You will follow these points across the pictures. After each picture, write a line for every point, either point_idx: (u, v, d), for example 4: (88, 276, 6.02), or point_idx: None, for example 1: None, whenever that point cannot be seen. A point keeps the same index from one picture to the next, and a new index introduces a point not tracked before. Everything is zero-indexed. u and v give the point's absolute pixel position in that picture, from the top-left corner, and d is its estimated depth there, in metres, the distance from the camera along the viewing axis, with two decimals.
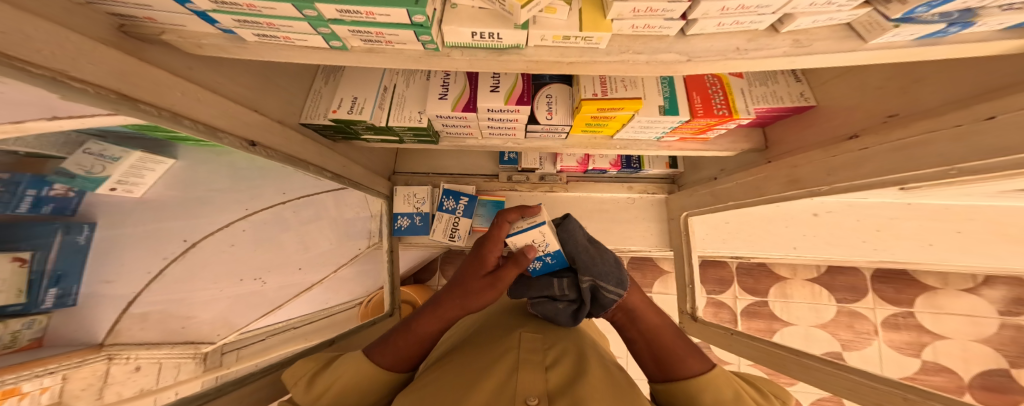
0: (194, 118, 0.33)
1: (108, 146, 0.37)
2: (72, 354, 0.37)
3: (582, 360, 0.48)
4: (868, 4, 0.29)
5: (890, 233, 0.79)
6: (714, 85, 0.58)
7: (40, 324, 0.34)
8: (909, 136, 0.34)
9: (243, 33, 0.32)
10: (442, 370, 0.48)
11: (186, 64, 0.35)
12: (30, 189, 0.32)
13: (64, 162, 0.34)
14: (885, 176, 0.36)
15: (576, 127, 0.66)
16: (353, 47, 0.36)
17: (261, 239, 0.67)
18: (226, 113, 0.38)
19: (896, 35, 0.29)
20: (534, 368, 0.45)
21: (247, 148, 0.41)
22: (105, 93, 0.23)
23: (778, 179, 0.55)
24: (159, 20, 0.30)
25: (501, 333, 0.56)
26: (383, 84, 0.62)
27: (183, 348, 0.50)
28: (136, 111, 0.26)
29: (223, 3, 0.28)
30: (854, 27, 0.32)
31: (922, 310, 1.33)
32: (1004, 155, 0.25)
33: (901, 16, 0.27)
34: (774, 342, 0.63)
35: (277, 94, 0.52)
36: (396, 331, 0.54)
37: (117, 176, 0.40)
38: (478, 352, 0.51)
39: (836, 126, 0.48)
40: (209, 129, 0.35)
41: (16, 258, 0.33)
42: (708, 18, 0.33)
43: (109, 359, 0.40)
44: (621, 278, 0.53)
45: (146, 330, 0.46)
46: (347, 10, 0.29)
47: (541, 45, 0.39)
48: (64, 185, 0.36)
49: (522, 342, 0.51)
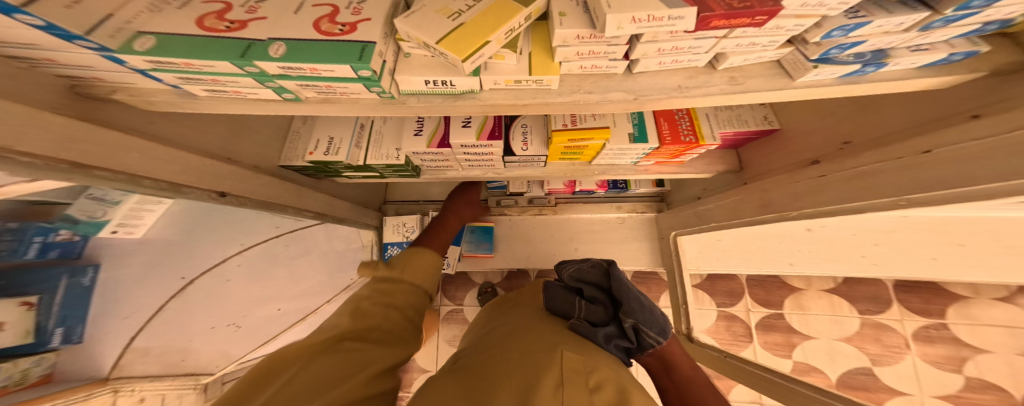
0: (154, 178, 0.35)
1: (110, 192, 0.35)
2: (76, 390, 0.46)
3: (629, 389, 0.40)
4: (791, 44, 0.31)
5: (888, 248, 0.77)
6: (681, 111, 0.58)
7: (47, 362, 0.40)
8: (860, 165, 0.34)
9: (190, 88, 0.35)
10: (471, 373, 0.40)
11: (145, 119, 0.38)
12: (37, 236, 0.35)
13: (70, 209, 0.35)
14: (844, 204, 0.36)
15: (552, 156, 0.67)
16: (307, 97, 0.39)
17: (256, 274, 0.70)
18: (189, 168, 0.40)
19: (819, 74, 0.30)
20: (577, 389, 0.38)
21: (215, 199, 0.44)
22: (55, 164, 0.25)
23: (753, 202, 0.55)
24: (107, 79, 0.31)
25: (540, 338, 0.49)
26: (359, 122, 0.66)
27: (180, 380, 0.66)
28: (85, 177, 0.27)
29: (161, 63, 0.29)
30: (783, 64, 0.33)
31: (956, 322, 1.25)
32: (949, 188, 0.25)
33: (818, 57, 0.29)
34: (766, 367, 0.60)
35: (254, 140, 0.56)
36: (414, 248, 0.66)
37: (118, 219, 0.40)
38: (517, 353, 0.44)
39: (799, 151, 0.48)
40: (172, 186, 0.37)
41: (24, 302, 0.36)
42: (649, 58, 0.34)
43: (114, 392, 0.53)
44: (661, 327, 0.57)
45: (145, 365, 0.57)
46: (289, 66, 0.30)
47: (496, 88, 0.41)
48: (69, 231, 0.38)
49: (563, 359, 0.43)
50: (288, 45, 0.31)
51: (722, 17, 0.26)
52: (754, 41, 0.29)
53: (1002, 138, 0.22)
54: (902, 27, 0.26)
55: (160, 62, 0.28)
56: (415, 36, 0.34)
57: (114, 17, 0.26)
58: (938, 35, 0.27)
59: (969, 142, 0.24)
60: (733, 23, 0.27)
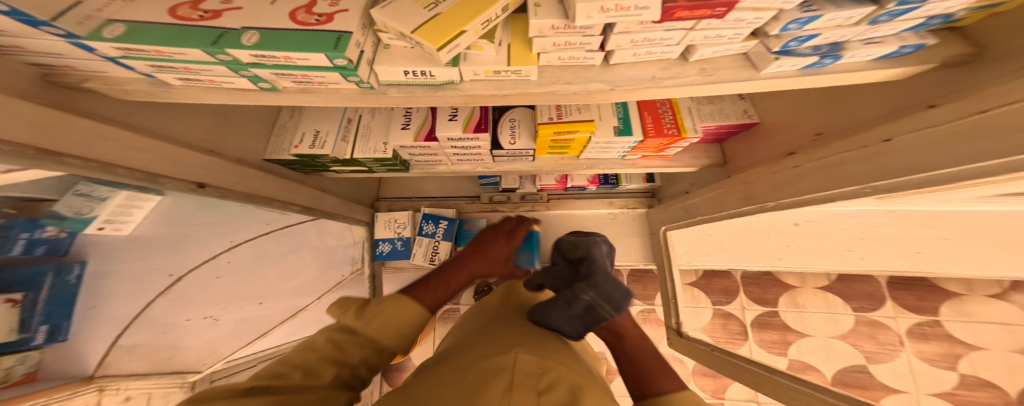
0: (129, 166, 0.34)
1: (94, 186, 0.36)
2: (64, 387, 0.48)
3: (582, 391, 0.39)
4: (755, 37, 0.31)
5: (875, 243, 0.77)
6: (664, 105, 0.58)
7: (32, 359, 0.42)
8: (830, 155, 0.34)
9: (163, 76, 0.35)
10: (417, 393, 0.39)
11: (128, 110, 0.39)
12: (24, 233, 0.36)
13: (55, 204, 0.36)
14: (818, 193, 0.36)
15: (540, 149, 0.68)
16: (285, 87, 0.40)
17: (247, 270, 0.69)
18: (165, 157, 0.40)
19: (781, 66, 0.31)
20: (526, 392, 0.36)
21: (195, 190, 0.44)
22: (25, 149, 0.24)
23: (736, 195, 0.55)
24: (80, 67, 0.31)
25: (498, 345, 0.47)
26: (347, 116, 0.66)
27: (168, 377, 0.67)
28: (58, 165, 0.27)
29: (132, 51, 0.29)
30: (749, 57, 0.33)
31: (950, 319, 1.27)
32: (908, 175, 0.25)
33: (779, 50, 0.30)
34: (751, 359, 0.61)
35: (237, 133, 0.56)
36: (428, 278, 0.54)
37: (105, 215, 0.41)
38: (470, 364, 0.42)
39: (776, 146, 0.48)
40: (148, 176, 0.37)
41: (8, 300, 0.37)
42: (624, 49, 0.35)
43: (99, 389, 0.55)
44: (618, 301, 0.54)
45: (132, 359, 0.58)
46: (263, 55, 0.30)
47: (477, 79, 0.42)
48: (57, 227, 0.39)
49: (517, 363, 0.42)
50: (261, 35, 0.31)
51: (684, 8, 0.26)
52: (719, 34, 0.29)
53: (952, 125, 0.23)
54: (852, 20, 0.26)
55: (131, 49, 0.28)
56: (392, 27, 0.35)
57: (82, 5, 0.27)
58: (888, 29, 0.28)
59: (925, 129, 0.25)
60: (695, 14, 0.27)
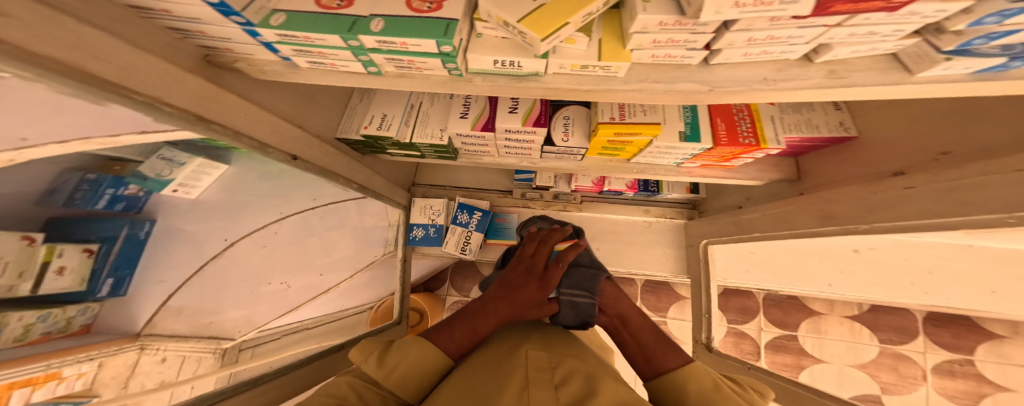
0: (197, 116, 0.34)
1: (177, 151, 0.38)
2: (112, 343, 0.37)
3: (594, 379, 0.46)
4: (918, 35, 0.27)
5: (943, 277, 0.72)
6: (742, 111, 0.56)
7: (92, 312, 0.36)
8: (959, 178, 0.31)
9: (298, 59, 0.41)
10: (450, 388, 0.47)
11: (251, 86, 0.46)
12: (109, 188, 0.35)
13: (140, 166, 0.36)
14: (935, 218, 0.33)
15: (592, 149, 0.65)
16: (387, 72, 0.44)
17: (290, 243, 0.71)
18: (220, 104, 0.38)
19: (948, 69, 0.26)
20: (543, 386, 0.43)
21: (289, 161, 0.52)
22: (86, 77, 0.23)
23: (811, 213, 0.52)
24: (236, 50, 0.40)
25: (508, 347, 0.54)
26: (410, 102, 0.69)
27: (206, 342, 0.51)
28: (206, 130, 0.35)
29: (286, 36, 0.36)
30: (900, 57, 0.30)
31: (986, 359, 1.24)
32: None
33: (953, 49, 0.24)
34: (801, 384, 0.57)
35: (319, 112, 0.63)
36: (453, 322, 0.59)
37: (180, 179, 0.42)
38: (486, 364, 0.49)
39: (878, 162, 0.44)
40: (234, 134, 0.40)
41: (86, 249, 0.34)
42: (733, 48, 0.32)
43: (140, 349, 0.41)
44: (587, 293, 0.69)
45: (177, 324, 0.47)
46: (385, 40, 0.36)
47: (560, 72, 0.41)
48: (138, 186, 0.37)
49: (530, 359, 0.49)
50: (386, 21, 0.36)
51: (847, 2, 0.22)
52: (872, 31, 0.26)
53: None
54: None
55: (286, 34, 0.35)
56: (496, 15, 0.37)
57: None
58: None
59: None
60: (859, 8, 0.23)
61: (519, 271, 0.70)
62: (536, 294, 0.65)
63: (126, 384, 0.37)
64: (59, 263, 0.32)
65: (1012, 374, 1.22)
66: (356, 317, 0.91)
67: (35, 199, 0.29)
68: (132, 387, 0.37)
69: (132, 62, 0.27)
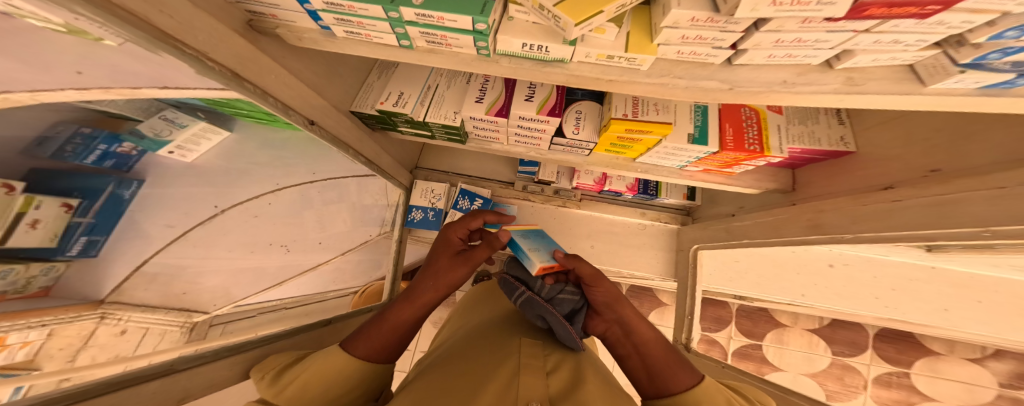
0: (214, 60, 0.34)
1: (180, 114, 0.38)
2: (69, 308, 0.33)
3: (581, 371, 0.46)
4: (939, 47, 0.30)
5: (903, 294, 0.78)
6: (750, 118, 0.58)
7: (56, 272, 0.30)
8: (945, 192, 0.34)
9: (338, 30, 0.42)
10: (435, 375, 0.44)
11: (282, 53, 0.48)
12: (101, 144, 0.32)
13: (139, 124, 0.35)
14: (911, 230, 0.36)
15: (600, 146, 0.66)
16: (418, 47, 0.44)
17: (285, 214, 0.67)
18: (238, 54, 0.38)
19: (959, 82, 0.29)
20: (535, 372, 0.42)
21: (307, 125, 0.53)
22: None
23: (800, 223, 0.57)
24: (279, 17, 0.41)
25: (501, 336, 0.53)
26: (428, 83, 0.68)
27: (177, 316, 0.46)
28: (239, 87, 0.38)
29: (332, 5, 0.37)
30: (917, 69, 0.32)
31: (920, 373, 1.38)
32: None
33: (969, 62, 0.27)
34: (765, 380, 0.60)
35: (338, 83, 0.62)
36: (373, 319, 0.52)
37: (179, 141, 0.40)
38: (473, 352, 0.49)
39: (870, 176, 0.47)
40: (261, 93, 0.42)
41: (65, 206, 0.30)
42: (759, 49, 0.33)
43: (101, 318, 0.35)
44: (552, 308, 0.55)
45: (150, 293, 0.42)
46: (424, 13, 0.36)
47: (585, 61, 0.41)
48: (133, 144, 0.35)
49: (523, 347, 0.48)
50: None
51: (882, 6, 0.24)
52: (897, 39, 0.28)
53: None
54: None
55: (333, 3, 0.36)
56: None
57: None
58: None
59: None
60: (894, 13, 0.25)
61: (443, 250, 0.59)
62: (453, 267, 0.55)
63: (73, 357, 0.31)
64: (33, 216, 0.27)
65: (941, 387, 1.37)
66: (336, 301, 0.85)
67: (21, 147, 0.26)
68: (80, 361, 0.31)
69: (190, 19, 0.31)
